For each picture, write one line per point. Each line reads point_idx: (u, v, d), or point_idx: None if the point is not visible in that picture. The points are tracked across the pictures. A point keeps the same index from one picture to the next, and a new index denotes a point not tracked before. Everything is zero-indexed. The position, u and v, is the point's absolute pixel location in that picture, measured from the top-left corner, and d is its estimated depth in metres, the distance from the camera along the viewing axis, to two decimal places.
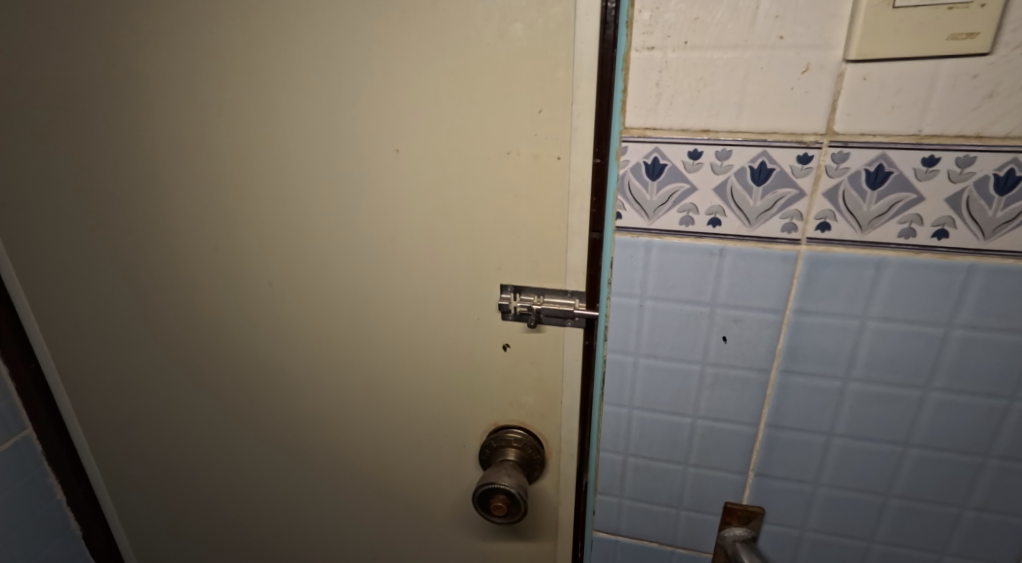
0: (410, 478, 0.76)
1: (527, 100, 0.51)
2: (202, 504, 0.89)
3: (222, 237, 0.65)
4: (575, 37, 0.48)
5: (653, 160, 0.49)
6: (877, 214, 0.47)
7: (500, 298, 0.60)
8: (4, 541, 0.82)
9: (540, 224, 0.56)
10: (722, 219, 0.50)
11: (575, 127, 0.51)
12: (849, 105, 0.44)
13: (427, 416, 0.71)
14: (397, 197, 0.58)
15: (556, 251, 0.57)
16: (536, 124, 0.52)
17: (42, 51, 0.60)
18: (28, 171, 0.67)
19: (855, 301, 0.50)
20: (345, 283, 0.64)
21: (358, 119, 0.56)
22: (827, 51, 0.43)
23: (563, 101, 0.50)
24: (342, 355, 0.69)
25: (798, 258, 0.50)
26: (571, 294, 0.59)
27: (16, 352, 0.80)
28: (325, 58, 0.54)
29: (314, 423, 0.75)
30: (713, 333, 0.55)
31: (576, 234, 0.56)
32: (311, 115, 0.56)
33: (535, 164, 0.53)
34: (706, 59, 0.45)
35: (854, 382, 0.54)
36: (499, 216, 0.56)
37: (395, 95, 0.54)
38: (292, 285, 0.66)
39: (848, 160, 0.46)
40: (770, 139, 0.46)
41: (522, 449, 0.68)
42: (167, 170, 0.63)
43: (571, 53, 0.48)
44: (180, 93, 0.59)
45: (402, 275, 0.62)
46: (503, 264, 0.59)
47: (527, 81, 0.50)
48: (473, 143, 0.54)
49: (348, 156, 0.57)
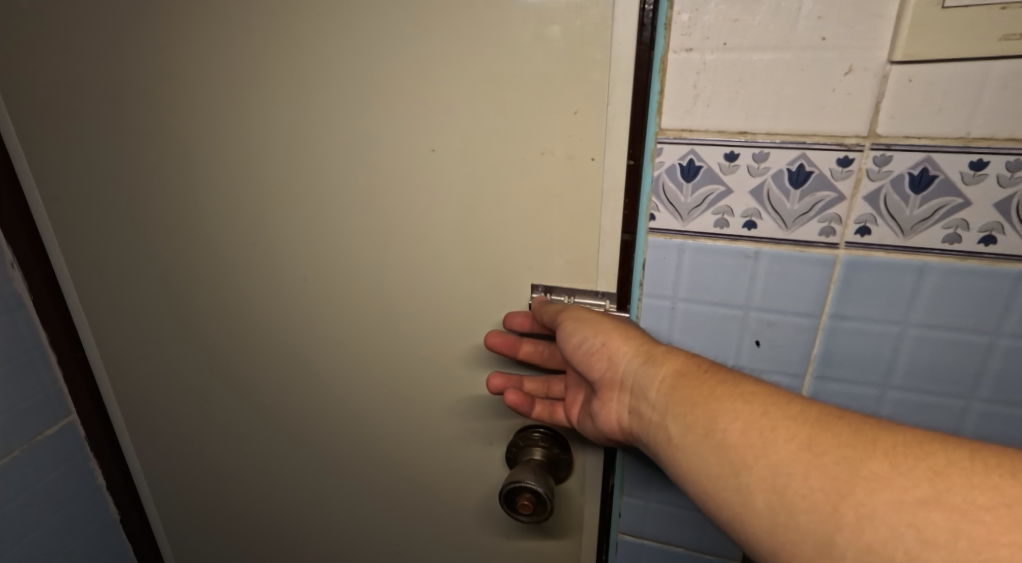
0: (436, 475, 0.77)
1: (562, 101, 0.51)
2: (234, 494, 0.91)
3: (259, 234, 0.67)
4: (612, 38, 0.47)
5: (688, 162, 0.49)
6: (920, 219, 0.46)
7: (531, 298, 0.60)
8: (47, 522, 0.86)
9: (572, 225, 0.56)
10: (758, 222, 0.50)
11: (610, 128, 0.50)
12: (893, 107, 0.43)
13: (455, 414, 0.71)
14: (432, 196, 0.59)
15: (588, 253, 0.57)
16: (570, 125, 0.51)
17: (94, 53, 0.63)
18: (77, 166, 0.70)
19: (896, 307, 0.49)
20: (378, 280, 0.66)
21: (395, 119, 0.57)
22: (871, 52, 0.42)
23: (598, 102, 0.50)
24: (373, 352, 0.71)
25: (836, 262, 0.49)
26: (602, 295, 0.58)
27: (63, 341, 0.84)
28: (364, 60, 0.55)
29: (343, 418, 0.77)
30: (746, 337, 0.54)
31: (609, 234, 0.55)
32: (349, 115, 0.58)
33: (569, 165, 0.53)
34: (745, 60, 0.45)
35: (892, 390, 0.52)
36: (530, 216, 0.57)
37: (431, 95, 0.54)
38: (326, 281, 0.68)
39: (890, 164, 0.45)
40: (809, 142, 0.46)
41: (548, 448, 0.68)
42: (209, 169, 0.65)
43: (608, 54, 0.48)
44: (223, 93, 0.61)
45: (434, 273, 0.63)
46: (533, 264, 0.59)
47: (562, 82, 0.50)
48: (507, 144, 0.54)
49: (384, 156, 0.59)
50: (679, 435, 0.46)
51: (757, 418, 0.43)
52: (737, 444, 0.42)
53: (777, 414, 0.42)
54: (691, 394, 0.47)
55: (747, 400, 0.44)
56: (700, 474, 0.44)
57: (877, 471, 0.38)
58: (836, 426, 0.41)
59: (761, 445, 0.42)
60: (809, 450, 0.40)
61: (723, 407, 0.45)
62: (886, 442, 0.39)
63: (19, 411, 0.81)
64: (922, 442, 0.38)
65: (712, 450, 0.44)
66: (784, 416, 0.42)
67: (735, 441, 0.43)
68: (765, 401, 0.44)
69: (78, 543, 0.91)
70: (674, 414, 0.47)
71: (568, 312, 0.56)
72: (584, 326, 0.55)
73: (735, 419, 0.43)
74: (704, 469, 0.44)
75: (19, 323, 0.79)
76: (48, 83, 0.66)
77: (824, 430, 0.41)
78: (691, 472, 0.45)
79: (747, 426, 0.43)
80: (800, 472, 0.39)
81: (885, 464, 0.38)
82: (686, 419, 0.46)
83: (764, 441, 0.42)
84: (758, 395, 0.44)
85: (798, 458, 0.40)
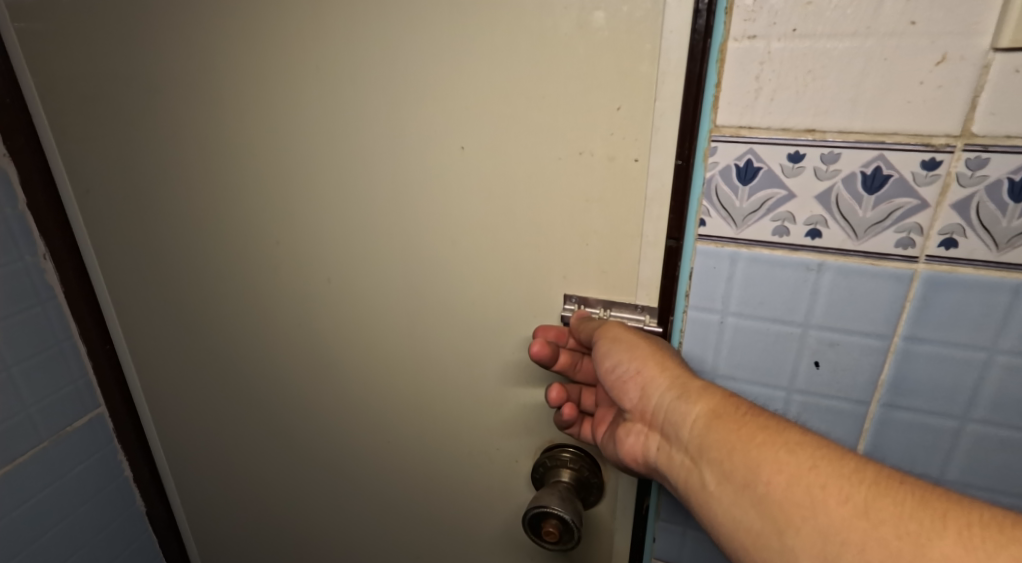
0: (460, 488, 0.73)
1: (605, 96, 0.46)
2: (257, 495, 0.90)
3: (282, 232, 0.65)
4: (664, 25, 0.43)
5: (746, 163, 0.44)
6: (1019, 232, 0.40)
7: (563, 308, 0.56)
8: (76, 513, 0.86)
9: (612, 231, 0.52)
10: (824, 231, 0.44)
11: (657, 127, 0.46)
12: (993, 103, 0.37)
13: (483, 428, 0.68)
14: (463, 197, 0.55)
15: (628, 262, 0.53)
16: (613, 122, 0.47)
17: (121, 42, 0.61)
18: (106, 159, 0.69)
19: (982, 331, 0.44)
20: (402, 283, 0.62)
21: (425, 114, 0.53)
22: (970, 39, 0.36)
23: (646, 98, 0.45)
24: (397, 357, 0.68)
25: (915, 278, 0.43)
26: (641, 309, 0.54)
27: (93, 333, 0.83)
28: (393, 50, 0.51)
29: (366, 423, 0.74)
30: (804, 358, 0.49)
31: (652, 243, 0.51)
32: (376, 109, 0.54)
33: (610, 166, 0.49)
34: (818, 49, 0.40)
35: (973, 423, 0.47)
36: (567, 221, 0.52)
37: (462, 89, 0.51)
38: (352, 282, 0.65)
39: (985, 168, 0.39)
40: (889, 141, 0.40)
41: (578, 470, 0.64)
42: (233, 163, 0.63)
43: (658, 44, 0.44)
44: (247, 85, 0.58)
45: (462, 279, 0.59)
46: (568, 273, 0.55)
47: (606, 75, 0.46)
48: (544, 142, 0.50)
49: (412, 153, 0.55)
50: (715, 483, 0.43)
51: (804, 472, 0.39)
52: (782, 501, 0.39)
53: (827, 469, 0.38)
54: (728, 439, 0.43)
55: (793, 450, 0.40)
56: (740, 529, 0.41)
57: (948, 554, 0.33)
58: (898, 492, 0.36)
59: (809, 504, 0.38)
60: (865, 517, 0.36)
61: (765, 457, 0.41)
62: (957, 519, 0.34)
63: (47, 404, 0.80)
64: (1002, 522, 0.33)
65: (753, 505, 0.40)
66: (837, 472, 0.38)
67: (779, 496, 0.39)
68: (813, 453, 0.40)
69: (105, 535, 0.91)
70: (710, 458, 0.44)
71: (606, 330, 0.52)
72: (620, 350, 0.51)
73: (780, 472, 0.40)
74: (745, 525, 0.40)
75: (51, 315, 0.79)
76: (78, 73, 0.65)
77: (883, 496, 0.36)
78: (728, 525, 0.42)
79: (795, 482, 0.39)
80: (854, 541, 0.35)
81: (956, 546, 0.33)
82: (723, 466, 0.43)
83: (813, 500, 0.38)
84: (806, 445, 0.41)
85: (850, 525, 0.36)
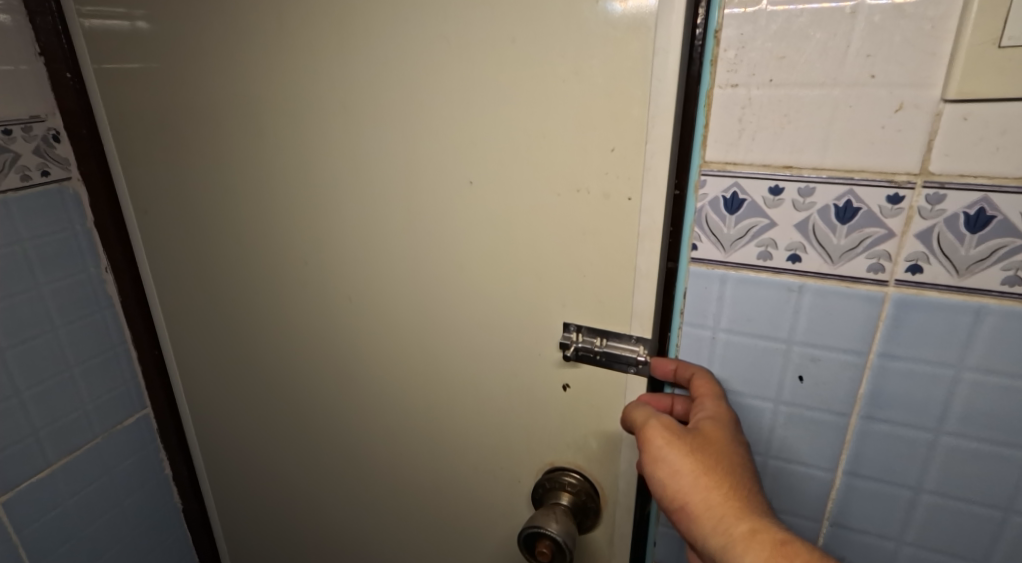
0: (469, 498, 0.78)
1: (600, 137, 0.52)
2: (284, 496, 0.96)
3: (311, 251, 0.72)
4: (652, 74, 0.48)
5: (732, 195, 0.50)
6: (976, 260, 0.44)
7: (563, 336, 0.61)
8: (120, 506, 0.94)
9: (607, 264, 0.56)
10: (803, 255, 0.49)
11: (648, 166, 0.51)
12: (947, 145, 0.42)
13: (490, 440, 0.72)
14: (476, 225, 0.61)
15: (623, 293, 0.57)
16: (607, 162, 0.52)
17: (177, 78, 0.69)
18: (166, 184, 0.77)
19: (949, 350, 0.47)
20: (418, 301, 0.68)
21: (439, 149, 0.59)
22: (923, 91, 0.42)
23: (637, 141, 0.51)
24: (412, 368, 0.73)
25: (885, 300, 0.48)
26: (636, 340, 0.58)
27: (143, 339, 0.91)
28: (413, 89, 0.58)
29: (382, 427, 0.80)
30: (789, 371, 0.54)
31: (645, 276, 0.55)
32: (397, 141, 0.61)
33: (605, 202, 0.54)
34: (793, 96, 0.45)
35: (946, 436, 0.50)
36: (566, 251, 0.58)
37: (473, 126, 0.57)
38: (374, 301, 0.71)
39: (944, 203, 0.44)
40: (858, 178, 0.45)
41: (577, 495, 0.68)
42: (271, 187, 0.70)
43: (647, 91, 0.49)
44: (284, 117, 0.66)
45: (472, 298, 0.65)
46: (566, 302, 0.60)
47: (601, 119, 0.51)
48: (548, 177, 0.55)
49: (427, 182, 0.61)
50: None
51: None
52: None
53: None
54: None
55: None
56: None
57: None
58: None
59: None
60: None
61: None
62: None
63: (101, 402, 0.88)
64: None
65: None
66: None
67: None
68: None
69: (144, 529, 0.98)
70: None
71: (653, 447, 0.52)
72: (664, 469, 0.51)
73: None
74: None
75: (109, 321, 0.88)
76: (145, 109, 0.73)
77: None
78: None
79: None
80: None
81: None
82: None
83: None
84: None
85: None
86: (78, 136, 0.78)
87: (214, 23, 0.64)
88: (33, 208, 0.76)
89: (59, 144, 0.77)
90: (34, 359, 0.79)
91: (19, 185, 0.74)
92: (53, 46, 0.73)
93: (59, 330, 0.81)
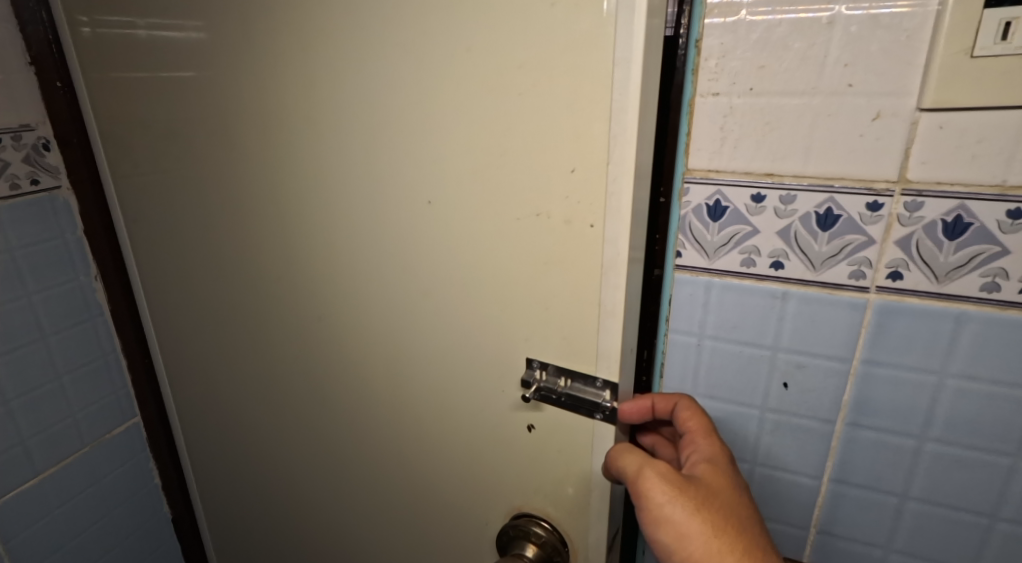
0: (447, 523, 0.76)
1: (563, 158, 0.50)
2: (272, 509, 0.95)
3: (293, 263, 0.71)
4: (614, 89, 0.46)
5: (715, 202, 0.50)
6: (955, 266, 0.45)
7: (526, 373, 0.60)
8: (109, 516, 0.93)
9: (571, 294, 0.55)
10: (786, 262, 0.50)
11: (611, 192, 0.49)
12: (924, 153, 0.43)
13: (465, 468, 0.71)
14: (449, 242, 0.59)
15: (588, 326, 0.55)
16: (570, 185, 0.51)
17: (165, 86, 0.69)
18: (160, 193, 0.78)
19: (932, 356, 0.48)
20: (396, 317, 0.67)
21: (412, 162, 0.58)
22: (901, 99, 0.42)
23: (598, 163, 0.49)
24: (391, 385, 0.72)
25: (868, 307, 0.48)
26: (602, 384, 0.56)
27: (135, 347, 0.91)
28: (387, 98, 0.57)
29: (362, 443, 0.78)
30: (775, 378, 0.54)
31: (610, 312, 0.53)
32: (372, 153, 0.60)
33: (569, 228, 0.52)
34: (773, 105, 0.46)
35: (931, 442, 0.51)
36: (533, 277, 0.56)
37: (445, 137, 0.55)
38: (354, 315, 0.70)
39: (922, 210, 0.44)
40: (838, 185, 0.46)
41: (543, 548, 0.67)
42: (254, 197, 0.70)
43: (610, 107, 0.47)
44: (267, 125, 0.65)
45: (446, 317, 0.63)
46: (532, 332, 0.58)
47: (563, 139, 0.50)
48: (515, 198, 0.54)
49: (402, 195, 0.60)
50: None
51: None
52: None
53: None
54: None
55: None
56: None
57: None
58: None
59: None
60: None
61: None
62: None
63: (91, 411, 0.88)
64: None
65: None
66: None
67: None
68: None
69: (133, 540, 0.97)
70: None
71: (655, 506, 0.49)
72: (669, 530, 0.48)
73: None
74: None
75: (99, 331, 0.87)
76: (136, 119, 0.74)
77: None
78: None
79: None
80: None
81: None
82: None
83: None
84: None
85: None
86: (69, 145, 0.78)
87: (200, 33, 0.64)
88: (23, 217, 0.76)
89: (49, 153, 0.77)
90: (24, 367, 0.79)
91: (8, 194, 0.74)
92: (45, 56, 0.74)
93: (49, 338, 0.81)
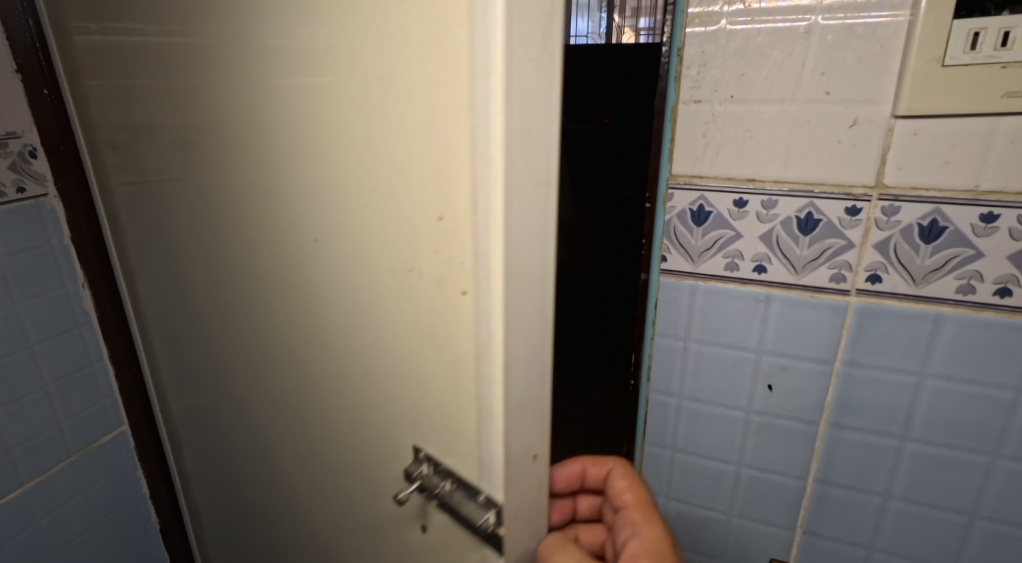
0: None
1: (429, 202, 0.40)
2: (252, 522, 0.93)
3: (236, 282, 0.68)
4: (474, 119, 0.35)
5: (699, 207, 0.51)
6: (932, 269, 0.46)
7: (412, 465, 0.51)
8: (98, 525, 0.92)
9: (449, 374, 0.45)
10: (769, 266, 0.51)
11: (479, 258, 0.38)
12: (899, 159, 0.44)
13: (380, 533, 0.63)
14: (349, 284, 0.51)
15: (467, 417, 0.45)
16: (440, 240, 0.41)
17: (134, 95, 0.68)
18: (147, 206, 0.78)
19: (911, 357, 0.49)
20: (314, 354, 0.60)
21: (311, 189, 0.51)
22: (876, 107, 0.43)
23: (466, 213, 0.38)
24: (316, 425, 0.66)
25: (849, 309, 0.49)
26: (484, 505, 0.46)
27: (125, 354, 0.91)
28: (288, 114, 0.50)
29: (302, 478, 0.74)
30: (760, 381, 0.55)
31: (488, 412, 0.42)
32: (281, 174, 0.54)
33: (441, 293, 0.42)
34: (754, 112, 0.46)
35: (911, 442, 0.51)
36: (417, 342, 0.46)
37: (336, 163, 0.47)
38: (285, 346, 0.65)
39: (899, 214, 0.45)
40: (818, 191, 0.47)
41: None
42: (202, 208, 0.67)
43: (471, 143, 0.36)
44: (207, 135, 0.62)
45: (354, 365, 0.55)
46: (423, 407, 0.49)
47: (428, 178, 0.40)
48: (400, 243, 0.44)
49: (306, 225, 0.53)
50: None
51: None
52: None
53: None
54: None
55: None
56: None
57: None
58: None
59: None
60: None
61: None
62: None
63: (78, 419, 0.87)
64: None
65: None
66: None
67: None
68: None
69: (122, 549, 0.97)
70: None
71: None
72: None
73: None
74: None
75: (86, 339, 0.87)
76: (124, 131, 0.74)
77: None
78: None
79: None
80: None
81: None
82: None
83: None
84: None
85: None
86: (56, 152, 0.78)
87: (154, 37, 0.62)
88: (7, 225, 0.75)
89: (36, 160, 0.77)
90: (8, 377, 0.78)
91: None
92: (32, 63, 0.74)
93: (33, 347, 0.80)
